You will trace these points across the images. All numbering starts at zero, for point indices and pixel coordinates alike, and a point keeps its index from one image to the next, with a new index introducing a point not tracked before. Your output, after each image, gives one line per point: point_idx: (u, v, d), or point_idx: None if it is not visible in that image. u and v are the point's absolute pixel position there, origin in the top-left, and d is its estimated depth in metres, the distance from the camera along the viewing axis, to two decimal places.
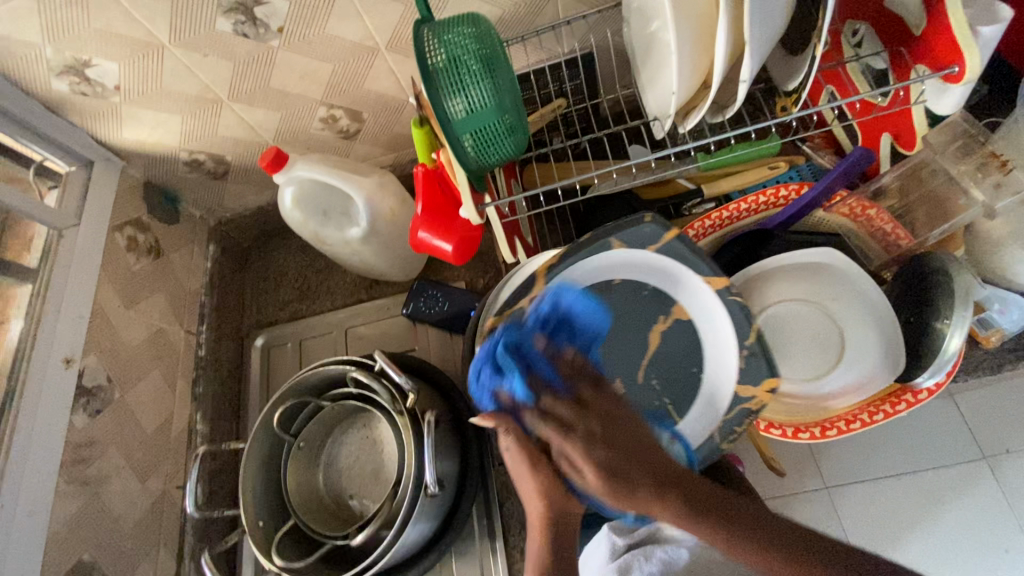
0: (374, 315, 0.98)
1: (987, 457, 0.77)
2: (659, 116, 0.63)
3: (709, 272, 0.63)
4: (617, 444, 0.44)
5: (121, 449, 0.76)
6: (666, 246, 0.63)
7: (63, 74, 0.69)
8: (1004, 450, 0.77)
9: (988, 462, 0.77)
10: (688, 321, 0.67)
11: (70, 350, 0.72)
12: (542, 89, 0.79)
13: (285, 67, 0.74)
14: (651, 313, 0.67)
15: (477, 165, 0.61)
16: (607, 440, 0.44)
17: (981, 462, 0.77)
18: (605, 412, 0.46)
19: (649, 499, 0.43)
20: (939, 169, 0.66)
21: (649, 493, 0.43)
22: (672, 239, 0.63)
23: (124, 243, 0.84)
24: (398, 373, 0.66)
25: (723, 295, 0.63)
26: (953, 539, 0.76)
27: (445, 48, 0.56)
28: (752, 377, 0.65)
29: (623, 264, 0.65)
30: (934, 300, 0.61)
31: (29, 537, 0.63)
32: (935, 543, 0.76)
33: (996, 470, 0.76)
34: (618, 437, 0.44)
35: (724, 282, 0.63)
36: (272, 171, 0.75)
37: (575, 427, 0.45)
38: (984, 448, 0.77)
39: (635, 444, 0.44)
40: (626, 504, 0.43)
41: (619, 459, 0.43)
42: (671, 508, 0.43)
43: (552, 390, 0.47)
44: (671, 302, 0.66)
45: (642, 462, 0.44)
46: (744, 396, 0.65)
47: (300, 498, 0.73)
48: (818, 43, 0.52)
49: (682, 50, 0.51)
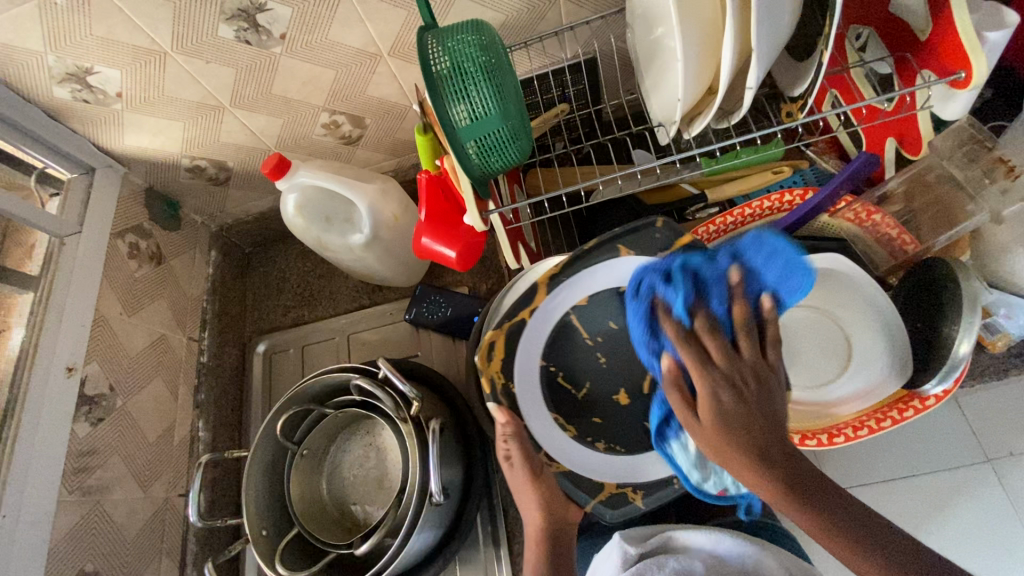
0: (376, 320, 0.97)
1: (991, 460, 0.77)
2: (665, 122, 0.62)
3: None
4: (742, 402, 0.45)
5: (123, 458, 0.76)
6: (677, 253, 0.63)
7: (65, 82, 0.69)
8: (1007, 453, 0.76)
9: (991, 465, 0.76)
10: None
11: (72, 358, 0.71)
12: (544, 94, 0.78)
13: (287, 74, 0.74)
14: None
15: (481, 173, 0.61)
16: (738, 389, 0.45)
17: (985, 465, 0.77)
18: (751, 370, 0.46)
19: (741, 458, 0.45)
20: (945, 173, 0.66)
21: (746, 455, 0.45)
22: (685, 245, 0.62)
23: (125, 250, 0.83)
24: (402, 381, 0.65)
25: None
26: (957, 542, 0.75)
27: (449, 54, 0.56)
28: None
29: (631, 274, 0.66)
30: (943, 307, 0.60)
31: (32, 547, 0.63)
32: (938, 547, 0.76)
33: (1000, 473, 0.76)
34: (743, 385, 0.45)
35: None
36: (276, 178, 0.74)
37: (716, 365, 0.46)
38: (987, 451, 0.77)
39: (762, 403, 0.45)
40: (720, 455, 0.46)
41: (740, 414, 0.45)
42: (766, 476, 0.44)
43: (715, 330, 0.47)
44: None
45: (755, 428, 0.45)
46: None
47: (304, 507, 0.73)
48: (825, 48, 0.51)
49: (688, 57, 0.51)
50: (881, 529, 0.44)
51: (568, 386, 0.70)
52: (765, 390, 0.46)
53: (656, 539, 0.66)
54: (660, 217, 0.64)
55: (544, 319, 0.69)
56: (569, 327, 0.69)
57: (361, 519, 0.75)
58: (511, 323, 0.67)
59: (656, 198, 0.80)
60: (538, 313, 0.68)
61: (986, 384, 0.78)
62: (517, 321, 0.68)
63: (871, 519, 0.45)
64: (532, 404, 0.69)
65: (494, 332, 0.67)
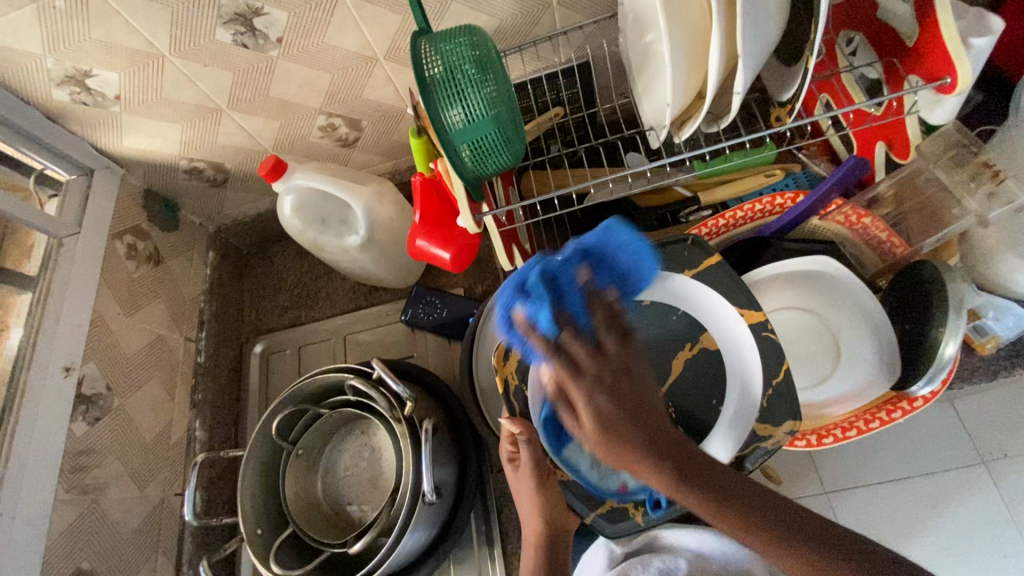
0: (373, 321, 0.98)
1: (986, 461, 0.77)
2: (655, 125, 0.63)
3: (746, 303, 0.63)
4: (622, 403, 0.40)
5: (120, 457, 0.76)
6: (703, 272, 0.66)
7: (64, 84, 0.70)
8: (1002, 455, 0.77)
9: (986, 466, 0.77)
10: (714, 351, 0.65)
11: (69, 358, 0.72)
12: (539, 98, 0.80)
13: (284, 76, 0.75)
14: (678, 338, 0.66)
15: (474, 175, 0.62)
16: (615, 395, 0.40)
17: (979, 467, 0.77)
18: (622, 366, 0.41)
19: (632, 454, 0.41)
20: (933, 177, 0.66)
21: (638, 450, 0.41)
22: (712, 265, 0.65)
23: (123, 250, 0.84)
24: (396, 381, 0.66)
25: (758, 330, 0.63)
26: (951, 543, 0.76)
27: (443, 59, 0.56)
28: (775, 416, 0.61)
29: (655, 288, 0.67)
30: (929, 308, 0.61)
31: (29, 545, 0.63)
32: (932, 548, 0.77)
33: (995, 475, 0.77)
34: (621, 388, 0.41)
35: (760, 316, 0.62)
36: (272, 180, 0.75)
37: (586, 376, 0.40)
38: (981, 452, 0.77)
39: (639, 398, 0.41)
40: (612, 457, 0.41)
41: (620, 416, 0.40)
42: (659, 471, 0.41)
43: (582, 333, 0.40)
44: (698, 330, 0.66)
45: (642, 424, 0.41)
46: (763, 434, 0.60)
47: (299, 506, 0.73)
48: (813, 54, 0.52)
49: (677, 62, 0.52)
50: (769, 507, 0.42)
51: None
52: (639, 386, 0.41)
53: (640, 539, 0.69)
54: (691, 235, 0.67)
55: None
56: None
57: (356, 518, 0.76)
58: None
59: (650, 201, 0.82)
60: None
61: (978, 385, 0.79)
62: None
63: (757, 490, 0.43)
64: None
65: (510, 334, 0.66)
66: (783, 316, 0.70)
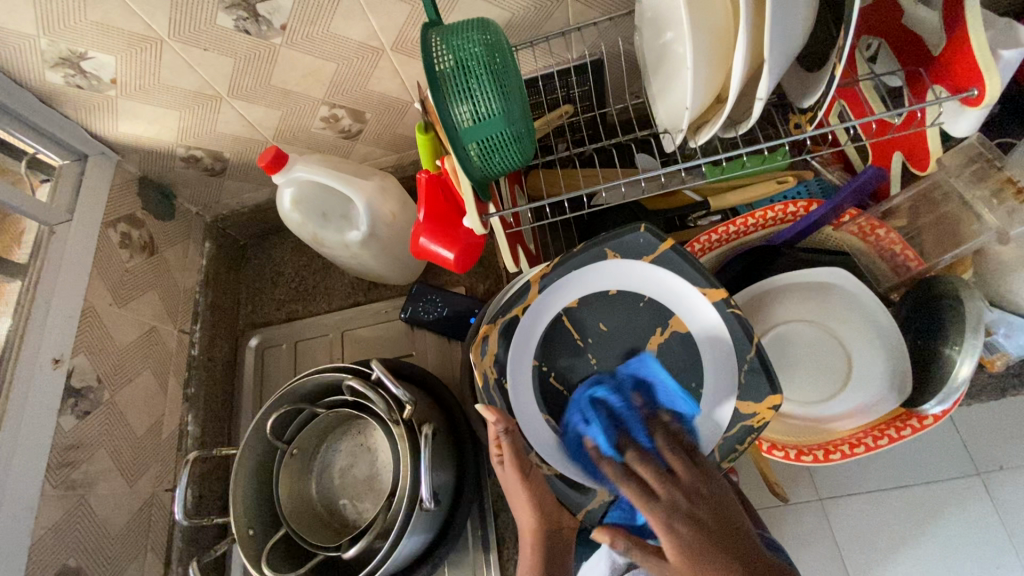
0: (371, 317, 0.96)
1: (980, 473, 0.77)
2: (671, 129, 0.61)
3: (704, 283, 0.62)
4: (700, 525, 0.50)
5: (110, 452, 0.74)
6: (661, 256, 0.63)
7: (58, 67, 0.67)
8: (997, 467, 0.76)
9: (981, 478, 0.76)
10: (686, 334, 0.64)
11: (59, 349, 0.70)
12: (549, 95, 0.76)
13: (287, 65, 0.72)
14: (647, 326, 0.65)
15: (482, 176, 0.60)
16: (687, 517, 0.51)
17: (974, 478, 0.77)
18: (691, 488, 0.53)
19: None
20: (952, 191, 0.65)
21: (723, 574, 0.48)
22: (667, 250, 0.63)
23: (116, 239, 0.82)
24: (395, 385, 0.64)
25: (722, 307, 0.62)
26: (943, 554, 0.75)
27: (453, 52, 0.54)
28: (752, 394, 0.62)
29: (621, 275, 0.65)
30: (945, 326, 0.60)
31: (14, 542, 0.61)
32: (924, 560, 0.76)
33: (989, 486, 0.76)
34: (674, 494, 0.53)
35: (722, 295, 0.62)
36: (272, 171, 0.73)
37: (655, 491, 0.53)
38: (977, 465, 0.77)
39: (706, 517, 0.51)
40: None
41: (702, 541, 0.49)
42: None
43: (637, 444, 0.58)
44: (668, 313, 0.65)
45: (721, 543, 0.49)
46: (745, 413, 0.62)
47: (291, 507, 0.72)
48: (839, 61, 0.50)
49: (698, 63, 0.50)
50: None
51: (560, 387, 0.66)
52: (714, 510, 0.52)
53: None
54: (641, 222, 0.63)
55: (536, 315, 0.66)
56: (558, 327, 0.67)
57: (350, 519, 0.74)
58: (502, 319, 0.66)
59: (658, 203, 0.80)
60: (530, 311, 0.66)
61: (979, 400, 0.78)
62: (511, 317, 0.66)
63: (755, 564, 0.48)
64: (522, 404, 0.65)
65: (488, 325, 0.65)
66: (794, 326, 0.68)
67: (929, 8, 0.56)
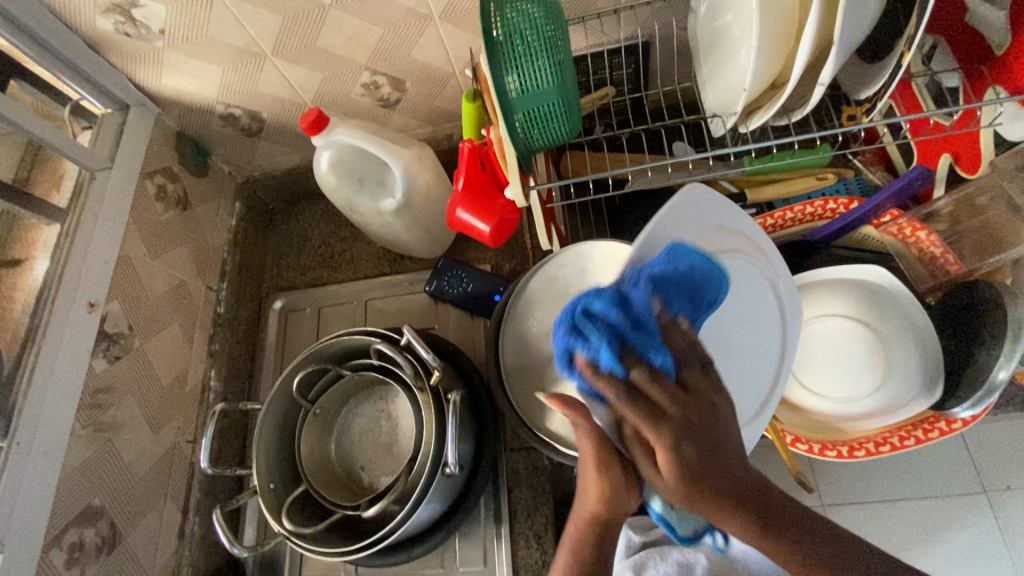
0: (396, 288, 0.97)
1: (988, 491, 0.76)
2: (721, 113, 0.61)
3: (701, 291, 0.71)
4: (700, 442, 0.41)
5: (137, 398, 0.76)
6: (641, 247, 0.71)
7: (109, 13, 0.67)
8: (1005, 487, 0.76)
9: (988, 496, 0.76)
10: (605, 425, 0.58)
11: (95, 294, 0.71)
12: (596, 73, 0.76)
13: (334, 27, 0.72)
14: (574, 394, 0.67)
15: (525, 150, 0.60)
16: (693, 435, 0.41)
17: (981, 496, 0.76)
18: (698, 407, 0.42)
19: (725, 488, 0.42)
20: (1001, 196, 0.64)
21: (727, 480, 0.42)
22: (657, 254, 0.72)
23: (153, 191, 0.83)
24: (425, 350, 0.64)
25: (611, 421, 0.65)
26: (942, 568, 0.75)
27: (504, 21, 0.53)
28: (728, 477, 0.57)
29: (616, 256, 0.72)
30: (982, 334, 0.60)
31: (45, 476, 0.62)
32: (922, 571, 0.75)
33: (995, 505, 0.76)
34: (696, 431, 0.41)
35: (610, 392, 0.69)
36: (312, 133, 0.73)
37: (667, 417, 0.41)
38: (985, 482, 0.76)
39: (710, 448, 0.42)
40: (699, 504, 0.42)
41: (705, 459, 0.41)
42: (741, 518, 0.42)
43: (657, 375, 0.41)
44: None
45: (717, 466, 0.42)
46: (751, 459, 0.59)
47: (311, 465, 0.73)
48: (908, 51, 0.49)
49: (760, 48, 0.49)
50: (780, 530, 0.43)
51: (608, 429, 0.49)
52: (694, 418, 0.41)
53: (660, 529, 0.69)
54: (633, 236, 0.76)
55: (547, 300, 0.75)
56: (755, 260, 0.55)
57: (367, 482, 0.75)
58: (507, 311, 0.76)
59: None
60: (533, 301, 0.76)
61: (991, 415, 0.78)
62: (518, 303, 0.76)
63: (779, 503, 0.44)
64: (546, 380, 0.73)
65: (502, 301, 0.77)
66: (836, 324, 0.68)
67: (995, 6, 0.55)
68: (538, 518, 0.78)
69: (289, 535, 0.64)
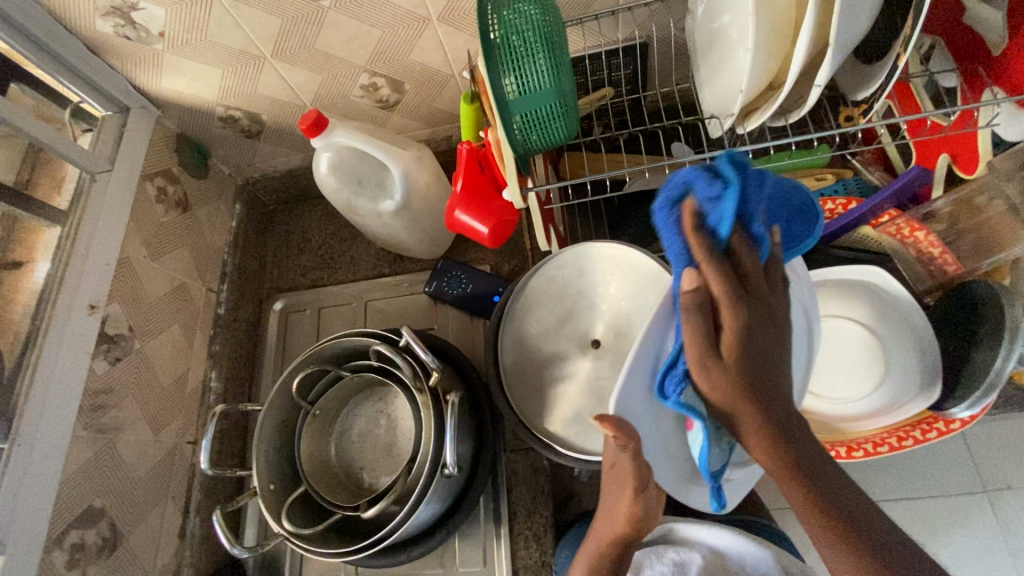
0: (396, 289, 0.97)
1: (988, 491, 0.76)
2: (719, 114, 0.61)
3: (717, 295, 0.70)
4: (761, 340, 0.38)
5: (137, 400, 0.76)
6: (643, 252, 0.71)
7: (109, 16, 0.68)
8: (1005, 486, 0.76)
9: (988, 496, 0.76)
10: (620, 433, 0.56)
11: (95, 297, 0.71)
12: (594, 74, 0.77)
13: (332, 29, 0.72)
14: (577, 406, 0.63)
15: (523, 151, 0.60)
16: (759, 325, 0.38)
17: (981, 495, 0.76)
18: (765, 309, 0.38)
19: (773, 399, 0.38)
20: (999, 197, 0.64)
21: (775, 392, 0.38)
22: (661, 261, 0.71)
23: (153, 193, 0.83)
24: (424, 351, 0.64)
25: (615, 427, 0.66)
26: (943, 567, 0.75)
27: (503, 23, 0.53)
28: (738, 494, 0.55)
29: (618, 259, 0.73)
30: (978, 335, 0.60)
31: (45, 477, 0.63)
32: None
33: (995, 505, 0.76)
34: (763, 325, 0.38)
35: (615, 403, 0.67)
36: (311, 135, 0.73)
37: (744, 292, 0.37)
38: (985, 482, 0.76)
39: (769, 344, 0.38)
40: (740, 403, 0.37)
41: (761, 356, 0.38)
42: (781, 441, 0.38)
43: (754, 250, 0.37)
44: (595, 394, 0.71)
45: (768, 374, 0.38)
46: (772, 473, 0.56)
47: (311, 466, 0.73)
48: (904, 52, 0.50)
49: (757, 49, 0.49)
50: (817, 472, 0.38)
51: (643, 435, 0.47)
52: (764, 315, 0.38)
53: (656, 529, 0.68)
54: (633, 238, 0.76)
55: (548, 301, 0.76)
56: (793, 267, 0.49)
57: (367, 483, 0.75)
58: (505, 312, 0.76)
59: None
60: (533, 302, 0.76)
61: (990, 415, 0.78)
62: (517, 304, 0.76)
63: (811, 441, 0.39)
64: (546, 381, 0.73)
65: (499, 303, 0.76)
66: (838, 325, 0.68)
67: (993, 6, 0.55)
68: (537, 518, 0.78)
69: (289, 536, 0.64)
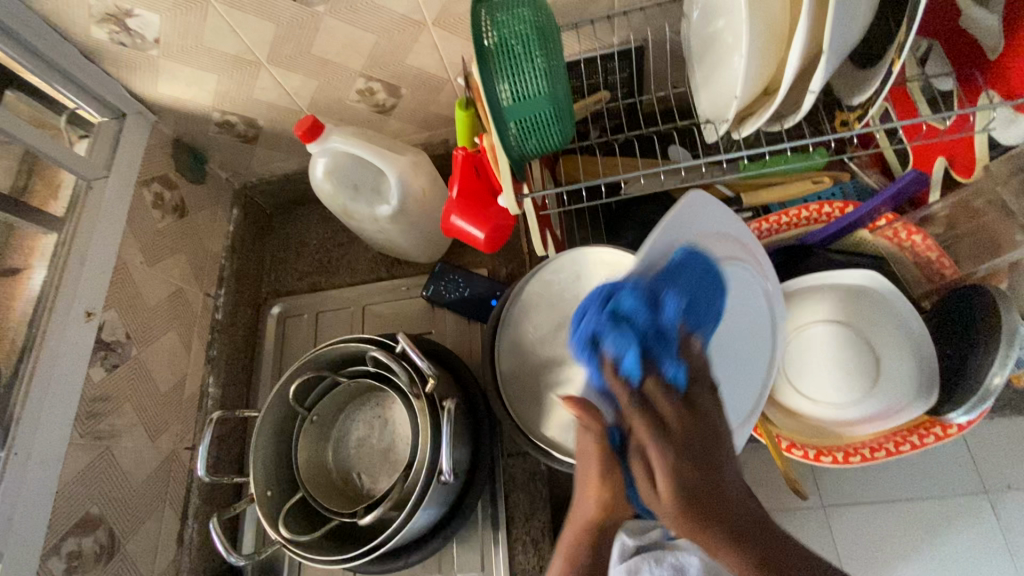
0: (393, 293, 0.97)
1: (988, 491, 0.76)
2: (715, 119, 0.61)
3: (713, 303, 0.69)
4: (697, 461, 0.42)
5: (135, 406, 0.76)
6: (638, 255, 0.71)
7: (103, 22, 0.68)
8: (1005, 487, 0.76)
9: (988, 497, 0.76)
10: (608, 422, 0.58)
11: (91, 303, 0.71)
12: (590, 78, 0.76)
13: (328, 35, 0.72)
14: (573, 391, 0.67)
15: (518, 157, 0.60)
16: (687, 450, 0.42)
17: (981, 496, 0.76)
18: (694, 434, 0.43)
19: (725, 514, 0.41)
20: (996, 200, 0.64)
21: (724, 502, 0.42)
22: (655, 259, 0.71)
23: (150, 199, 0.83)
24: (420, 358, 0.64)
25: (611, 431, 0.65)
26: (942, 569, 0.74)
27: (498, 28, 0.53)
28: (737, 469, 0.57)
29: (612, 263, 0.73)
30: (976, 338, 0.60)
31: (42, 485, 0.63)
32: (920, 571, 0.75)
33: (995, 506, 0.75)
34: (699, 452, 0.43)
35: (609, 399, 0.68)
36: (307, 140, 0.73)
37: (667, 427, 0.43)
38: (985, 482, 0.76)
39: (708, 474, 0.43)
40: (695, 532, 0.41)
41: (700, 482, 0.42)
42: (744, 549, 0.41)
43: (665, 387, 0.44)
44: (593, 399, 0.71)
45: (713, 490, 0.42)
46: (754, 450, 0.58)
47: (308, 473, 0.73)
48: (899, 56, 0.49)
49: (752, 55, 0.49)
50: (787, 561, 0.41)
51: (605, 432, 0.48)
52: (693, 442, 0.43)
53: (653, 533, 0.68)
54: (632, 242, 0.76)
55: (545, 306, 0.75)
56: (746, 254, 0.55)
57: (364, 488, 0.75)
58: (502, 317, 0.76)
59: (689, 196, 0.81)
60: (530, 306, 0.76)
61: (989, 416, 0.78)
62: (513, 310, 0.76)
63: (782, 540, 0.42)
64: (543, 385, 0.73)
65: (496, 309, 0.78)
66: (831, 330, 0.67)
67: (989, 10, 0.55)
68: (534, 523, 0.78)
69: (286, 543, 0.64)
